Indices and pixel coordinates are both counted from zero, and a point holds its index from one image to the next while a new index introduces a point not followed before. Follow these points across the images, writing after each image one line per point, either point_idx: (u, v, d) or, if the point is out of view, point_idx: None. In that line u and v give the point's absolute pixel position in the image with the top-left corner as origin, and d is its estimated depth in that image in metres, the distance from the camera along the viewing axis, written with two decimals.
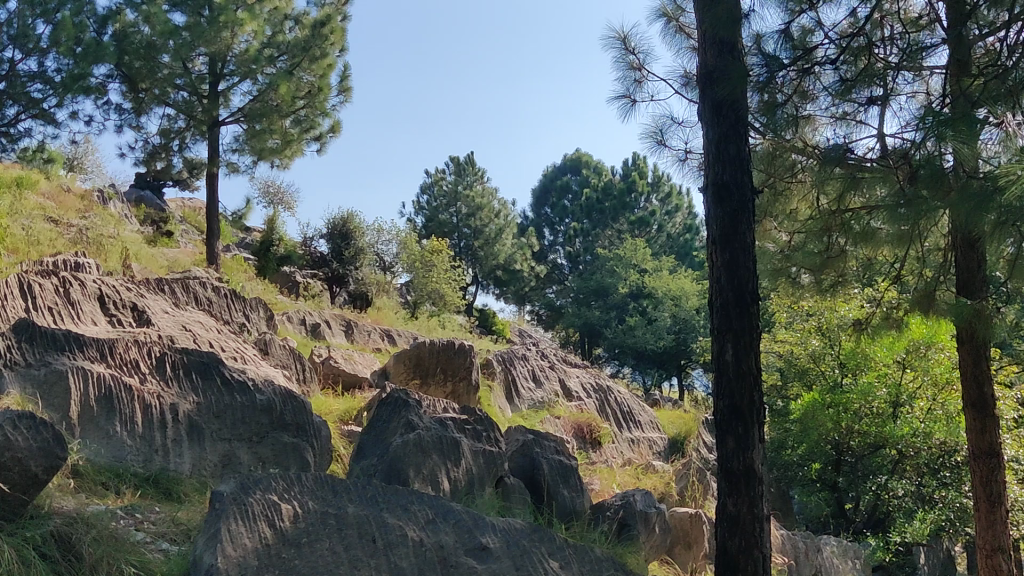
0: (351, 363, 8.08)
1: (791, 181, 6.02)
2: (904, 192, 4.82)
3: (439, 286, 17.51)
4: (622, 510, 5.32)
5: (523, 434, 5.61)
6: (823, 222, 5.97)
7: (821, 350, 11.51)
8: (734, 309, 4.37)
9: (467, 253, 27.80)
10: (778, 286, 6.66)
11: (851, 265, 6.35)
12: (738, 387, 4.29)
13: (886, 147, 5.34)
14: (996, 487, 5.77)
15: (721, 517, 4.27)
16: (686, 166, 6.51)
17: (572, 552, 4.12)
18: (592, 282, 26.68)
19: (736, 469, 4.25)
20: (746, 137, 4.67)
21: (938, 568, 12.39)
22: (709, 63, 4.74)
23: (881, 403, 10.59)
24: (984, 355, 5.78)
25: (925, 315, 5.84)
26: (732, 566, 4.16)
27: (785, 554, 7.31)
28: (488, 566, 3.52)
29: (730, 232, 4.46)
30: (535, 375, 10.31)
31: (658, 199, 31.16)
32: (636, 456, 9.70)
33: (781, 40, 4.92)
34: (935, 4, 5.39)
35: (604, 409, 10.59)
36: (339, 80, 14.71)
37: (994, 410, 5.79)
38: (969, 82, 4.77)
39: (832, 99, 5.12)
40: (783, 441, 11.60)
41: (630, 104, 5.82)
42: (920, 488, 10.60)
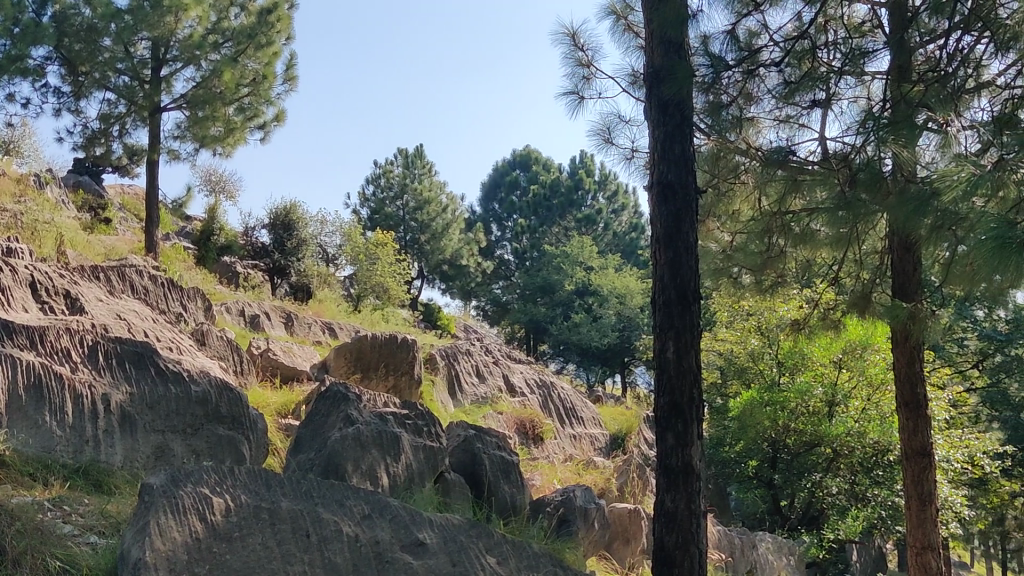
0: (291, 356, 7.96)
1: (734, 182, 6.05)
2: (845, 195, 4.86)
3: (384, 280, 17.37)
4: (561, 506, 5.32)
5: (464, 429, 5.57)
6: (765, 223, 6.02)
7: (760, 349, 11.68)
8: (677, 306, 4.37)
9: (413, 247, 27.63)
10: (720, 286, 6.72)
11: (791, 266, 6.43)
12: (679, 385, 4.30)
13: (827, 151, 5.38)
14: (927, 486, 5.86)
15: (658, 513, 4.27)
16: (634, 165, 6.52)
17: (510, 548, 4.10)
18: (539, 279, 26.50)
19: (676, 466, 4.24)
20: (691, 137, 4.68)
21: (870, 566, 12.64)
22: (655, 62, 4.74)
23: (816, 402, 10.80)
24: (917, 356, 5.88)
25: (862, 315, 5.93)
26: (668, 562, 4.14)
27: (722, 550, 7.37)
28: (425, 562, 3.48)
29: (674, 231, 4.47)
30: (478, 371, 10.26)
31: (605, 198, 31.36)
32: (578, 452, 9.73)
33: (727, 41, 4.91)
34: (877, 11, 5.48)
35: (547, 405, 10.59)
36: (283, 69, 14.50)
37: (927, 410, 5.89)
38: (910, 88, 4.71)
39: (775, 101, 5.15)
40: (722, 438, 11.87)
41: (578, 100, 5.80)
42: (853, 486, 10.68)
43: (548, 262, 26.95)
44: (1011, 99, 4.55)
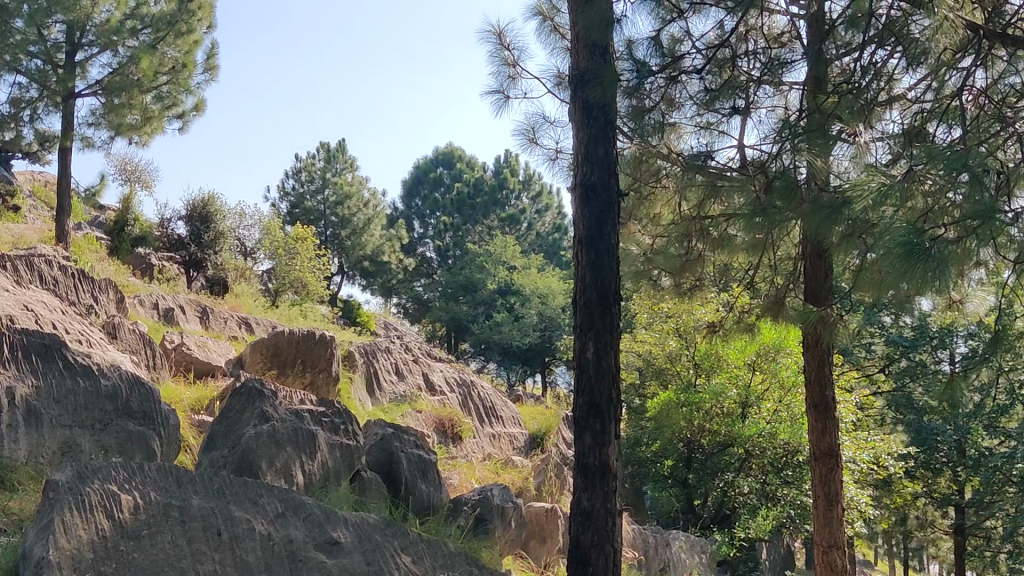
0: (205, 351, 7.81)
1: (655, 185, 6.14)
2: (760, 201, 4.98)
3: (303, 275, 17.12)
4: (479, 505, 5.33)
5: (382, 427, 5.54)
6: (684, 227, 6.13)
7: (678, 351, 11.88)
8: (597, 307, 4.42)
9: (333, 243, 27.32)
10: (640, 288, 6.83)
11: (708, 270, 6.58)
12: (597, 385, 4.35)
13: (746, 158, 5.49)
14: (835, 486, 6.04)
15: (574, 512, 4.30)
16: (557, 166, 6.57)
17: (425, 547, 4.12)
18: (461, 277, 26.39)
19: (593, 465, 4.28)
20: (614, 141, 4.74)
21: (778, 564, 12.96)
22: (581, 65, 4.79)
23: (731, 404, 11.02)
24: (827, 360, 6.06)
25: (775, 320, 6.09)
26: (583, 560, 4.17)
27: (635, 549, 7.49)
28: (339, 561, 3.47)
29: (596, 234, 4.52)
30: (398, 369, 10.22)
31: (529, 198, 31.50)
32: (496, 451, 9.75)
33: (651, 47, 5.01)
34: (796, 23, 5.63)
35: (466, 404, 10.59)
36: (204, 58, 14.20)
37: (836, 412, 6.06)
38: (825, 99, 4.82)
39: (696, 108, 5.22)
40: (639, 438, 12.15)
41: (503, 100, 5.82)
42: (764, 485, 10.92)
43: (470, 261, 26.93)
44: (922, 112, 4.72)
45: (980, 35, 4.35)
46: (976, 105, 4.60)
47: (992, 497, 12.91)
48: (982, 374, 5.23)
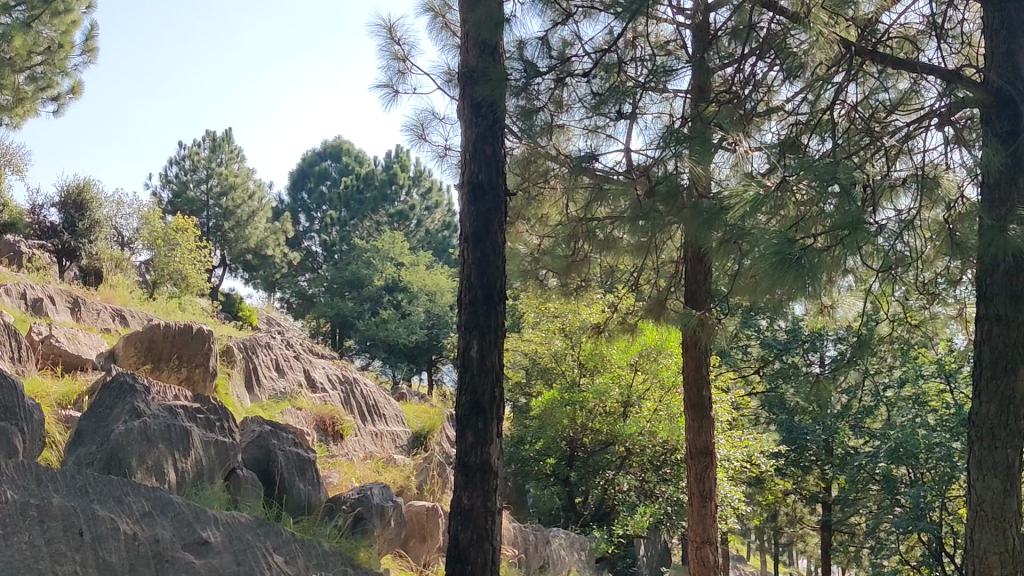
0: (75, 344, 7.49)
1: (544, 186, 6.17)
2: (643, 206, 5.12)
3: (183, 267, 16.50)
4: (358, 504, 5.31)
5: (259, 424, 5.42)
6: (571, 228, 6.22)
7: (564, 351, 12.00)
8: (483, 305, 4.43)
9: (215, 234, 26.44)
10: (527, 287, 6.89)
11: (595, 272, 6.69)
12: (480, 383, 4.36)
13: (632, 162, 5.58)
14: (708, 483, 6.20)
15: (454, 510, 4.29)
16: (445, 163, 6.56)
17: (298, 547, 4.07)
18: (347, 272, 26.00)
19: (474, 464, 4.29)
20: (502, 139, 4.76)
21: (655, 560, 13.28)
22: (470, 63, 4.79)
23: (613, 403, 11.21)
24: (704, 361, 6.23)
25: (656, 321, 6.23)
26: (461, 558, 4.18)
27: (516, 547, 7.55)
28: (207, 561, 3.42)
29: (483, 232, 4.53)
30: (278, 364, 10.04)
31: (419, 194, 31.45)
32: (378, 449, 9.67)
33: (541, 48, 4.97)
34: (682, 31, 5.76)
35: (349, 401, 10.46)
36: (83, 39, 13.67)
37: (711, 413, 6.24)
38: (707, 107, 4.94)
39: (584, 111, 5.30)
40: (523, 436, 12.23)
41: (392, 94, 5.76)
42: (643, 483, 11.36)
43: (357, 257, 26.59)
44: (797, 124, 4.85)
45: (852, 51, 4.50)
46: (847, 118, 4.77)
47: (857, 495, 13.47)
48: (848, 375, 5.46)
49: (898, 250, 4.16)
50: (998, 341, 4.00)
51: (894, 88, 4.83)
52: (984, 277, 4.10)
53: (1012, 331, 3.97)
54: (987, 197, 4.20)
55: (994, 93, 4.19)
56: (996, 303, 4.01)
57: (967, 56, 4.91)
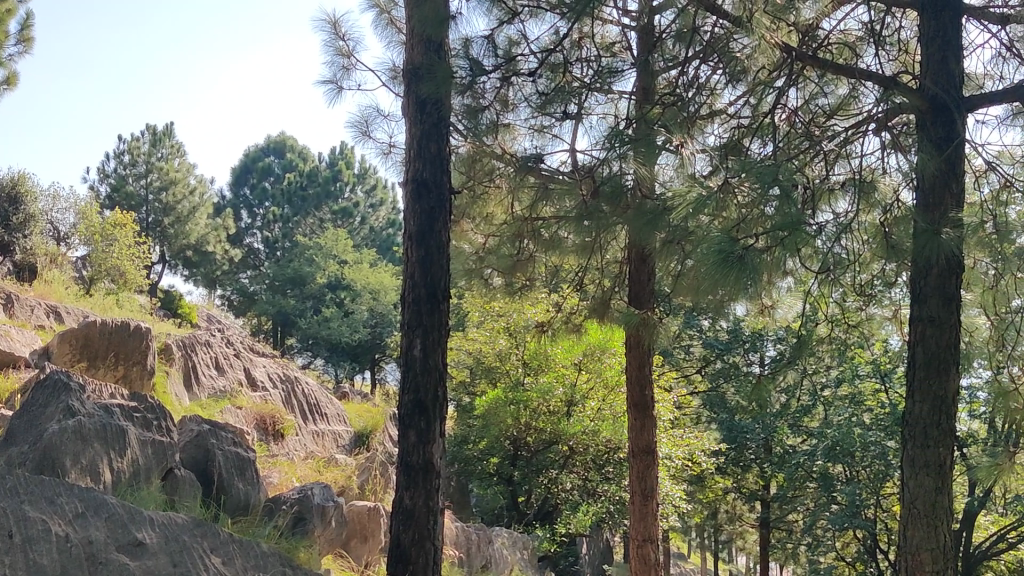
0: (7, 341, 7.29)
1: (489, 185, 6.17)
2: (587, 206, 5.15)
3: (121, 263, 16.17)
4: (297, 504, 5.28)
5: (197, 424, 5.33)
6: (516, 227, 6.27)
7: (508, 350, 12.00)
8: (426, 304, 4.41)
9: (154, 230, 25.72)
10: (471, 286, 6.88)
11: (539, 271, 6.71)
12: (424, 382, 4.34)
13: (578, 162, 5.59)
14: (650, 482, 6.24)
15: (396, 510, 4.26)
16: (389, 161, 6.52)
17: (236, 548, 4.01)
18: (289, 270, 25.71)
19: (416, 464, 4.27)
20: (446, 137, 4.75)
21: (597, 558, 13.38)
22: (415, 59, 4.76)
23: (557, 402, 11.21)
24: (647, 361, 6.28)
25: (600, 320, 6.27)
26: (403, 558, 4.15)
27: (458, 547, 7.54)
28: (142, 563, 3.36)
29: (427, 230, 4.51)
30: (217, 363, 9.88)
31: (363, 190, 31.33)
32: (319, 449, 9.58)
33: (486, 46, 4.95)
34: (627, 34, 5.80)
35: (290, 400, 10.33)
36: (19, 28, 13.34)
37: (653, 412, 6.29)
38: (651, 109, 4.96)
39: (531, 110, 5.28)
40: (466, 435, 12.06)
41: (336, 90, 5.70)
42: (586, 481, 11.47)
43: (299, 254, 26.30)
44: (741, 127, 4.95)
45: (792, 56, 4.55)
46: (788, 121, 4.84)
47: (795, 493, 13.67)
48: (787, 375, 5.55)
49: (837, 253, 4.22)
50: (930, 342, 4.09)
51: (834, 93, 4.97)
52: (919, 279, 4.18)
53: (944, 333, 4.07)
54: (922, 201, 4.29)
55: (929, 99, 4.27)
56: (929, 305, 4.10)
57: (904, 63, 5.04)
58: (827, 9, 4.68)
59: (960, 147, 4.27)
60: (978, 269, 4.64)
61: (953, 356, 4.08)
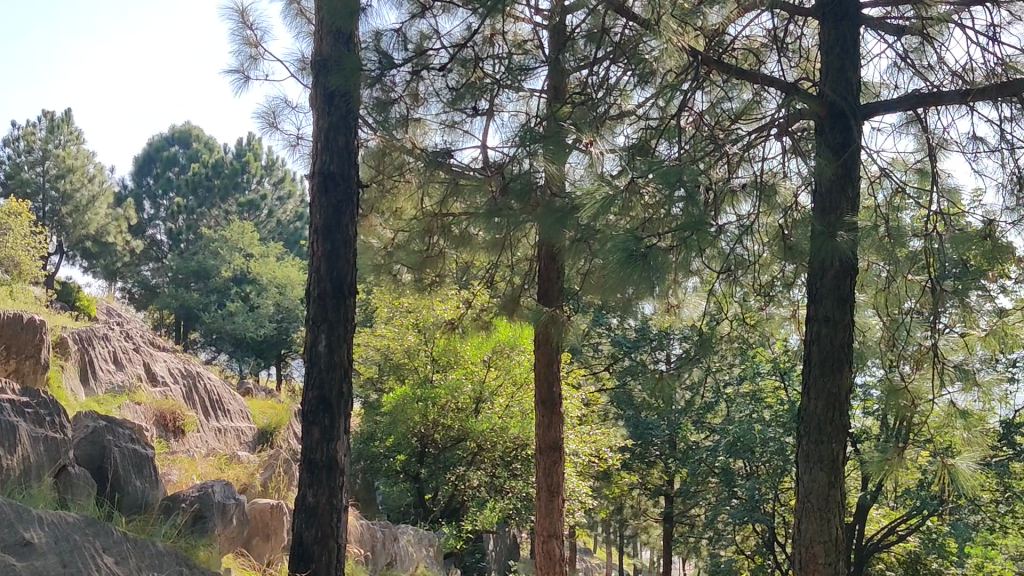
0: None
1: (398, 180, 6.10)
2: (498, 203, 5.19)
3: (15, 253, 15.53)
4: (197, 502, 5.18)
5: (93, 419, 5.16)
6: (425, 223, 6.20)
7: (416, 347, 11.91)
8: (332, 300, 4.36)
9: (51, 219, 24.70)
10: (379, 282, 6.83)
11: (449, 268, 6.71)
12: (328, 378, 4.29)
13: (489, 158, 5.59)
14: (556, 478, 6.28)
15: (298, 508, 4.19)
16: (297, 153, 6.43)
17: (130, 547, 3.90)
18: (192, 262, 24.97)
19: (319, 461, 4.22)
20: (354, 130, 4.70)
21: (503, 554, 13.44)
22: (324, 51, 4.70)
23: (465, 399, 11.19)
24: (555, 358, 6.32)
25: (510, 317, 6.29)
26: (305, 557, 4.10)
27: (363, 544, 7.48)
28: (31, 563, 3.22)
29: (333, 223, 4.46)
30: (115, 357, 9.58)
31: (271, 183, 30.92)
32: (221, 446, 9.40)
33: (397, 40, 4.91)
34: (539, 32, 5.86)
35: (191, 396, 10.08)
36: None
37: (561, 409, 6.34)
38: (561, 108, 4.97)
39: (442, 106, 5.28)
40: (372, 433, 11.98)
41: (244, 80, 5.58)
42: (493, 479, 11.46)
43: (203, 246, 25.67)
44: (648, 128, 5.00)
45: (699, 60, 4.61)
46: (694, 124, 4.95)
47: (697, 488, 13.96)
48: (691, 373, 5.66)
49: (737, 253, 4.31)
50: (825, 341, 4.21)
51: (739, 98, 5.10)
52: (815, 280, 4.30)
53: (839, 332, 4.20)
54: (820, 204, 4.43)
55: (827, 106, 4.41)
56: (825, 306, 4.22)
57: (805, 70, 5.21)
58: (733, 15, 4.80)
59: (856, 153, 4.43)
60: (873, 271, 4.84)
61: (847, 355, 4.21)
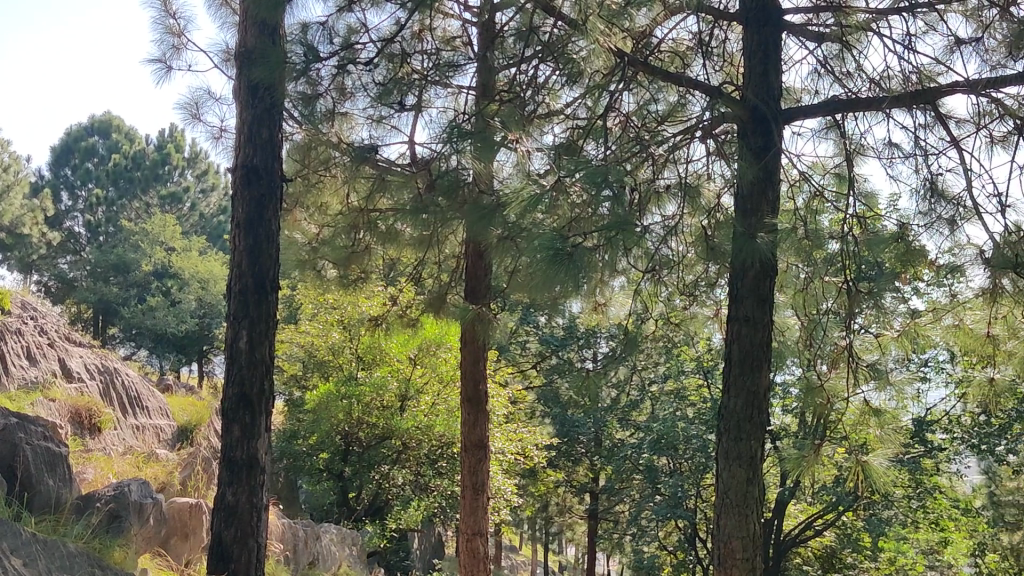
0: None
1: (324, 174, 6.02)
2: (424, 199, 5.16)
3: None
4: (113, 501, 5.07)
5: (4, 415, 4.99)
6: (351, 219, 6.14)
7: (341, 344, 11.80)
8: (253, 295, 4.30)
9: None
10: (304, 278, 6.76)
11: (375, 264, 6.66)
12: (249, 375, 4.22)
13: (416, 155, 5.57)
14: (481, 476, 6.28)
15: (217, 507, 4.12)
16: (220, 145, 6.31)
17: (40, 548, 3.79)
18: (112, 256, 24.32)
19: (239, 459, 4.15)
20: (278, 123, 4.62)
21: (428, 552, 13.42)
22: (248, 43, 4.61)
23: (390, 397, 11.11)
24: (482, 356, 6.29)
25: (436, 314, 6.21)
26: (224, 557, 4.04)
27: (284, 543, 7.39)
28: None
29: (256, 218, 4.39)
30: (29, 353, 9.11)
31: (194, 175, 30.40)
32: (139, 444, 9.22)
33: (324, 33, 4.76)
34: (468, 29, 5.84)
35: (108, 393, 9.80)
36: None
37: (486, 407, 6.34)
38: (491, 106, 4.94)
39: (369, 101, 5.20)
40: (296, 430, 11.87)
41: (166, 70, 5.46)
42: (419, 477, 11.43)
43: (123, 239, 25.01)
44: (576, 128, 5.03)
45: (625, 62, 4.67)
46: (622, 126, 4.98)
47: (621, 484, 14.11)
48: (617, 372, 5.70)
49: (662, 254, 4.36)
50: (745, 340, 4.29)
51: (666, 100, 5.14)
52: (735, 280, 4.37)
53: (758, 331, 4.28)
54: (742, 206, 4.51)
55: (750, 110, 4.47)
56: (745, 306, 4.29)
57: (729, 74, 5.29)
58: (660, 17, 4.85)
59: (776, 157, 4.51)
60: (791, 272, 5.00)
61: (766, 354, 4.30)
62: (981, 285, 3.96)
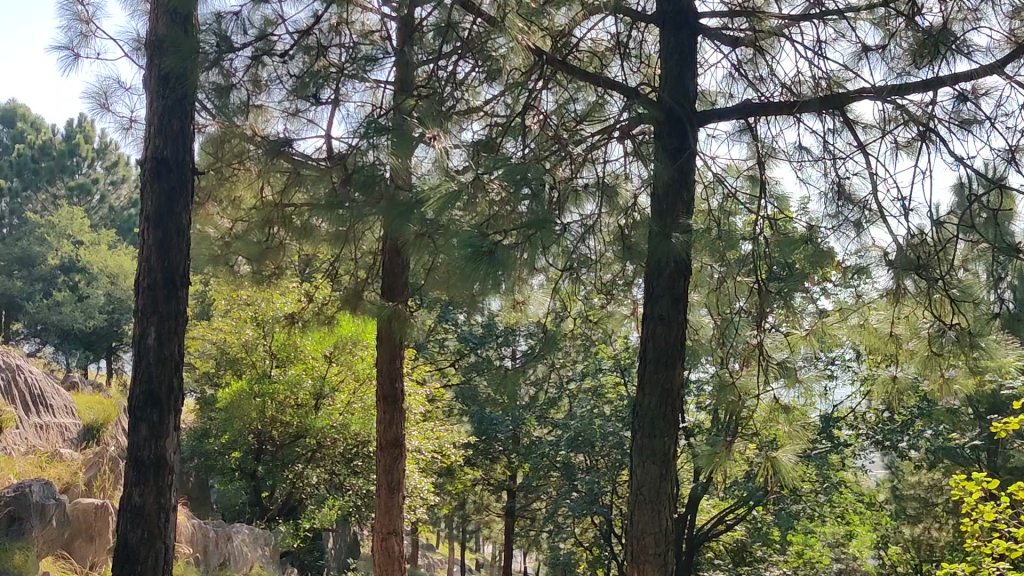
0: None
1: (237, 167, 5.79)
2: (339, 195, 5.09)
3: None
4: (13, 502, 4.88)
5: None
6: (265, 213, 6.03)
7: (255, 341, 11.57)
8: (163, 291, 4.19)
9: None
10: (217, 274, 6.64)
11: (290, 260, 6.57)
12: (157, 373, 4.11)
13: (332, 149, 5.45)
14: (396, 474, 6.25)
15: (123, 508, 4.01)
16: (130, 136, 6.14)
17: None
18: (16, 249, 23.45)
19: (147, 458, 4.04)
20: (190, 114, 4.52)
21: (343, 551, 13.30)
22: (160, 31, 4.49)
23: (305, 395, 10.99)
24: (399, 353, 6.25)
25: (353, 311, 6.09)
26: (130, 559, 3.92)
27: (194, 544, 7.23)
28: None
29: (166, 211, 4.28)
30: None
31: (104, 167, 29.65)
32: (43, 445, 8.96)
33: (237, 22, 4.70)
34: (387, 24, 5.80)
35: (12, 389, 9.34)
36: None
37: (403, 406, 6.29)
38: (411, 103, 4.74)
39: (284, 93, 5.09)
40: (207, 429, 11.60)
41: (73, 57, 5.27)
42: (333, 476, 11.47)
43: (27, 232, 24.19)
44: (495, 125, 4.98)
45: (543, 60, 4.68)
46: (541, 124, 4.98)
47: (541, 481, 13.94)
48: (534, 369, 5.71)
49: (579, 252, 4.39)
50: (660, 339, 4.35)
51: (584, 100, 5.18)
52: (649, 278, 4.43)
53: (672, 330, 4.34)
54: (658, 206, 4.55)
55: (666, 111, 4.51)
56: (660, 305, 4.35)
57: (646, 75, 5.36)
58: (578, 17, 4.88)
59: (691, 158, 4.56)
60: (705, 271, 4.97)
61: (679, 352, 4.36)
62: (885, 285, 4.11)
